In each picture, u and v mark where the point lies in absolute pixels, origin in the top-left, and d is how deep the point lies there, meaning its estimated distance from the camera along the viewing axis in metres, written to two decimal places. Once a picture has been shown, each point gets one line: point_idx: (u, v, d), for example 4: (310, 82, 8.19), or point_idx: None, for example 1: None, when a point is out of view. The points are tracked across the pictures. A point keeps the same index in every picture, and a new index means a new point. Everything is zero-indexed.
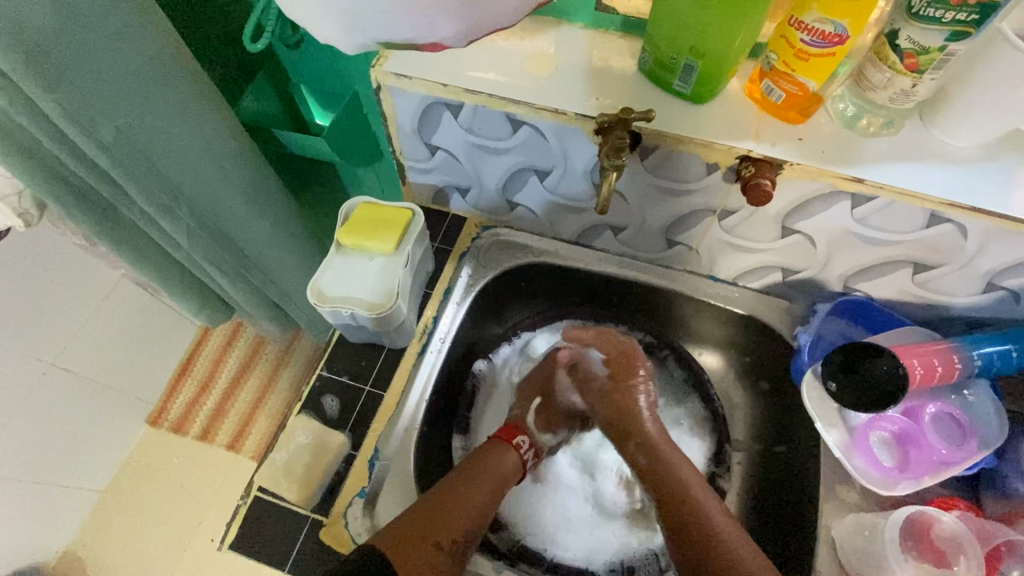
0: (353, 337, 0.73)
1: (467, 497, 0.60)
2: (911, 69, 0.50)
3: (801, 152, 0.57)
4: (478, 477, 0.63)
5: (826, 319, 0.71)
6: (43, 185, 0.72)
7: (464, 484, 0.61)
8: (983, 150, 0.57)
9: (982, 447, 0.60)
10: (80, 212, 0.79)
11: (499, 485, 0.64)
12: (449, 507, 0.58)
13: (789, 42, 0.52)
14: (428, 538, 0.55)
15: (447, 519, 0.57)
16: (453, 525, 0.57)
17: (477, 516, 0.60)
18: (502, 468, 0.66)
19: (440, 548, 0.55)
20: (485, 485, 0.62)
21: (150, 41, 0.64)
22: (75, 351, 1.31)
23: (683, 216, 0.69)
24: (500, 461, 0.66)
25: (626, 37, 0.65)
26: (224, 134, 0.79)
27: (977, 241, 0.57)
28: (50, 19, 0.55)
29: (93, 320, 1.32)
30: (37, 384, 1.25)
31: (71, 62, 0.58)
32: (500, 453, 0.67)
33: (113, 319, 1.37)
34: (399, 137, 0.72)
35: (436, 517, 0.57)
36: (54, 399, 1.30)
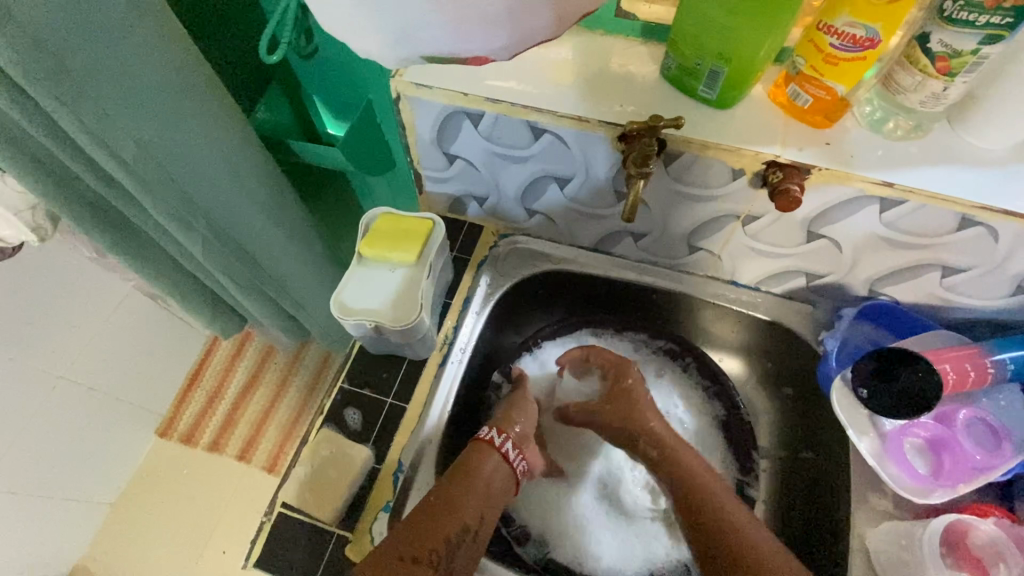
0: (373, 348, 0.73)
1: (444, 506, 0.58)
2: (942, 72, 0.49)
3: (828, 157, 0.56)
4: (456, 483, 0.60)
5: (852, 323, 0.71)
6: (58, 199, 0.72)
7: (440, 494, 0.59)
8: (1012, 152, 0.56)
9: (1017, 452, 0.59)
10: (93, 225, 0.78)
11: (483, 488, 0.61)
12: (424, 521, 0.57)
13: (818, 47, 0.52)
14: (400, 556, 0.54)
15: (420, 532, 0.56)
16: (428, 538, 0.56)
17: (459, 524, 0.57)
18: (479, 472, 0.61)
19: (414, 563, 0.54)
20: (464, 490, 0.59)
21: (169, 55, 0.64)
22: (85, 363, 1.30)
23: (706, 222, 0.69)
24: (478, 463, 0.62)
25: (646, 43, 0.65)
26: (239, 146, 0.79)
27: (1007, 245, 0.57)
28: (69, 33, 0.54)
29: (102, 332, 1.32)
30: (47, 397, 1.24)
31: (90, 76, 0.58)
32: (479, 457, 0.63)
33: (124, 331, 1.36)
34: (418, 147, 0.72)
35: (411, 533, 0.56)
36: (64, 413, 1.29)
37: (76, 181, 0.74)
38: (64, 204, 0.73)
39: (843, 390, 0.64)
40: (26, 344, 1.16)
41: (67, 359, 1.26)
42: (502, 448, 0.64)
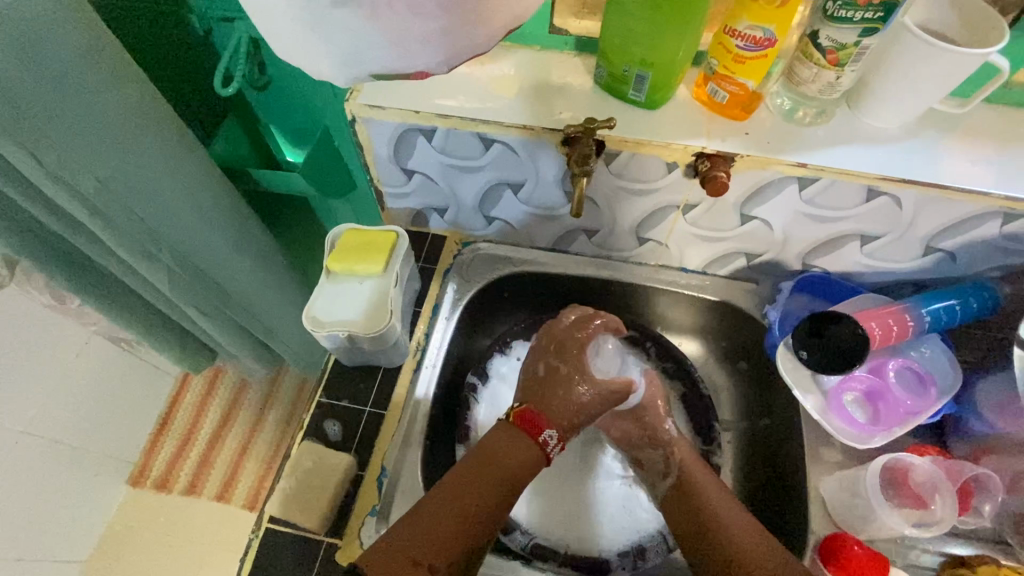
0: (348, 361, 0.75)
1: (450, 507, 0.59)
2: (833, 63, 0.57)
3: (748, 145, 0.63)
4: (466, 481, 0.61)
5: (791, 296, 0.77)
6: (18, 242, 0.73)
7: (444, 489, 0.61)
8: (903, 130, 0.64)
9: (941, 394, 0.67)
10: (54, 265, 0.79)
11: (499, 482, 0.62)
12: (437, 527, 0.58)
13: (727, 49, 0.59)
14: (414, 560, 0.56)
15: (434, 536, 0.57)
16: (441, 545, 0.57)
17: (468, 528, 0.59)
18: (507, 462, 0.64)
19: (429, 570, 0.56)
20: (478, 489, 0.61)
21: (124, 93, 0.66)
22: (50, 412, 1.27)
23: (651, 215, 0.74)
24: (505, 456, 0.64)
25: (580, 55, 0.71)
26: (201, 178, 0.81)
27: (910, 210, 0.64)
28: (26, 77, 0.56)
29: (66, 380, 1.28)
30: (12, 450, 1.20)
31: (50, 120, 0.60)
32: (513, 445, 0.65)
33: (89, 377, 1.33)
34: (376, 165, 0.76)
35: (419, 534, 0.57)
36: (30, 465, 1.25)
37: (37, 224, 0.75)
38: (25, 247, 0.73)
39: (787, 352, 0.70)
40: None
41: (32, 409, 1.22)
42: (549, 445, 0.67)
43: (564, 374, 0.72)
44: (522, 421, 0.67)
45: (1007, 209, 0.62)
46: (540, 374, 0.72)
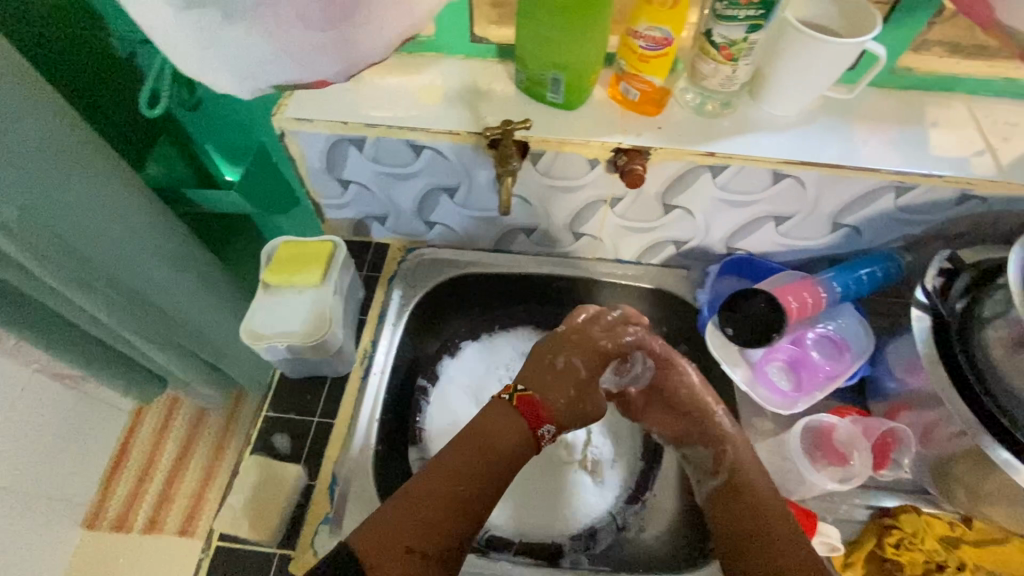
0: (294, 374, 0.75)
1: (437, 494, 0.57)
2: (728, 58, 0.61)
3: (661, 139, 0.67)
4: (454, 468, 0.59)
5: (718, 278, 0.82)
6: None
7: (432, 476, 0.58)
8: (801, 117, 0.69)
9: (855, 358, 0.73)
10: None
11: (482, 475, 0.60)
12: (429, 514, 0.55)
13: (631, 49, 0.63)
14: (406, 548, 0.53)
15: (428, 524, 0.55)
16: (435, 533, 0.54)
17: (456, 516, 0.56)
18: (500, 447, 0.62)
19: (422, 558, 0.53)
20: (475, 479, 0.59)
21: (40, 120, 0.65)
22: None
23: (582, 210, 0.78)
24: (493, 440, 0.62)
25: (503, 62, 0.74)
26: (132, 201, 0.80)
27: (814, 190, 0.69)
28: None
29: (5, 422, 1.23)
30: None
31: None
32: (500, 428, 0.63)
33: (30, 418, 1.28)
34: (311, 177, 0.77)
35: (410, 524, 0.54)
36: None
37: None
38: None
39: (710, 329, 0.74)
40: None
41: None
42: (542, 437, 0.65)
43: (579, 375, 0.68)
44: (524, 406, 0.65)
45: (898, 183, 0.67)
46: (552, 367, 0.68)
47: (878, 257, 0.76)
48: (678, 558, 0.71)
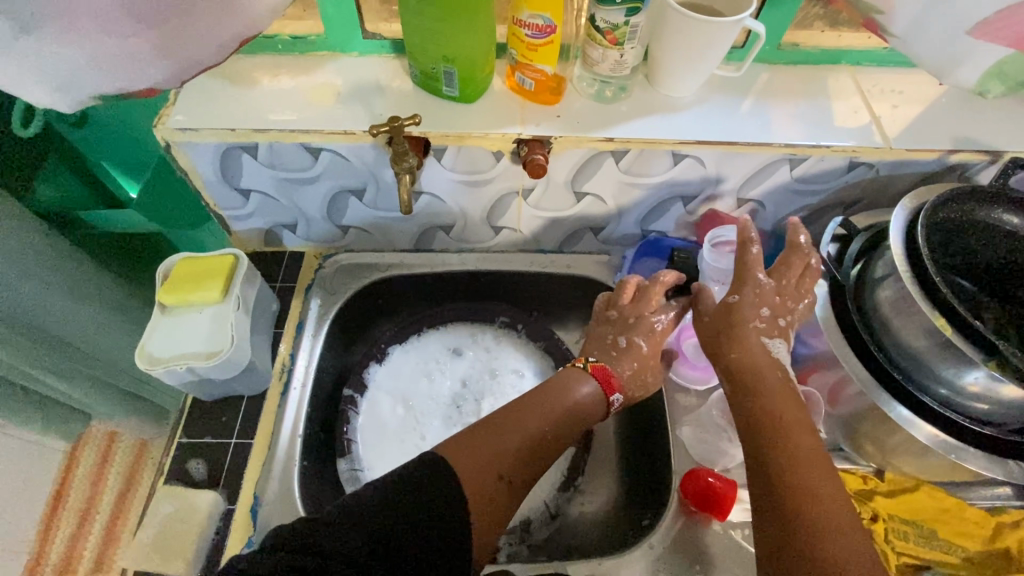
0: (207, 396, 0.71)
1: (527, 428, 0.59)
2: (613, 43, 0.61)
3: (560, 127, 0.67)
4: (547, 409, 0.61)
5: (635, 262, 0.82)
6: None
7: (521, 413, 0.60)
8: (696, 97, 0.71)
9: None
10: None
11: (568, 423, 0.62)
12: (513, 445, 0.57)
13: (519, 38, 0.62)
14: (499, 474, 0.54)
15: (510, 455, 0.56)
16: (523, 469, 0.56)
17: (533, 455, 0.58)
18: (576, 399, 0.63)
19: (509, 488, 0.55)
20: (548, 425, 0.60)
21: None
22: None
23: (495, 204, 0.77)
24: (573, 389, 0.63)
25: (398, 58, 0.72)
26: (19, 229, 0.73)
27: (713, 168, 0.71)
28: None
29: None
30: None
31: None
32: (579, 381, 0.65)
33: None
34: (208, 188, 0.73)
35: (493, 449, 0.56)
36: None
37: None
38: None
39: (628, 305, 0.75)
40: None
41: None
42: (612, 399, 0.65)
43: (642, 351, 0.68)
44: (598, 372, 0.66)
45: (791, 156, 0.69)
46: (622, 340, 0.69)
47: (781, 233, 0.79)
48: (602, 542, 0.73)
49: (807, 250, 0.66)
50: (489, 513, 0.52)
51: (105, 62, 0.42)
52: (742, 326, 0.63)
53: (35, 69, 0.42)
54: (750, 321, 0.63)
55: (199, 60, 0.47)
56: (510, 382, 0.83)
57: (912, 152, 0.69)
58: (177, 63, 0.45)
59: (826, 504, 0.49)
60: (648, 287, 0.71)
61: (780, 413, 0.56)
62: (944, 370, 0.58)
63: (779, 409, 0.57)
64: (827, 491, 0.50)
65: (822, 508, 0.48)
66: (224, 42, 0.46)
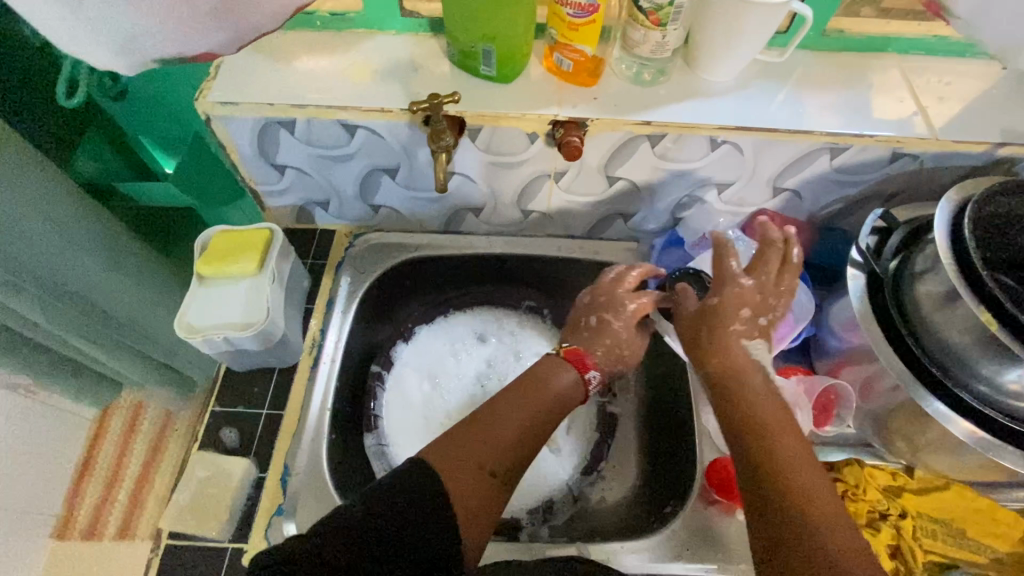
0: (241, 367, 0.73)
1: (506, 419, 0.58)
2: (656, 24, 0.61)
3: (597, 109, 0.66)
4: (528, 400, 0.60)
5: (664, 251, 0.82)
6: None
7: (500, 406, 0.59)
8: (736, 83, 0.69)
9: (798, 320, 0.74)
10: None
11: (551, 410, 0.62)
12: (493, 435, 0.56)
13: (560, 18, 0.61)
14: (481, 464, 0.53)
15: (490, 445, 0.55)
16: (506, 457, 0.56)
17: (518, 443, 0.57)
18: (553, 386, 0.63)
19: (493, 479, 0.54)
20: (529, 413, 0.60)
21: None
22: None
23: (526, 187, 0.77)
24: (552, 377, 0.63)
25: (435, 37, 0.72)
26: (61, 198, 0.75)
27: (751, 155, 0.70)
28: None
29: None
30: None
31: None
32: (555, 370, 0.65)
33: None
34: (245, 163, 0.74)
35: (471, 442, 0.55)
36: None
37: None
38: None
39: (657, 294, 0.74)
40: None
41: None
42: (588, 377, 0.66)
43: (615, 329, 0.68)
44: (571, 355, 0.67)
45: (832, 144, 0.68)
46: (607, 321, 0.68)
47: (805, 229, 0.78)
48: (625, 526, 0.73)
49: (780, 244, 0.64)
50: (474, 503, 0.51)
51: (166, 28, 0.43)
52: (722, 329, 0.62)
53: (99, 35, 0.43)
54: (729, 324, 0.62)
55: (254, 30, 0.47)
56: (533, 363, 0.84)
57: (959, 143, 0.67)
58: (234, 35, 0.46)
59: (816, 513, 0.47)
60: (625, 273, 0.70)
61: (766, 422, 0.55)
62: (985, 366, 0.57)
63: (766, 416, 0.56)
64: (820, 497, 0.48)
65: (817, 518, 0.47)
66: (279, 13, 0.47)
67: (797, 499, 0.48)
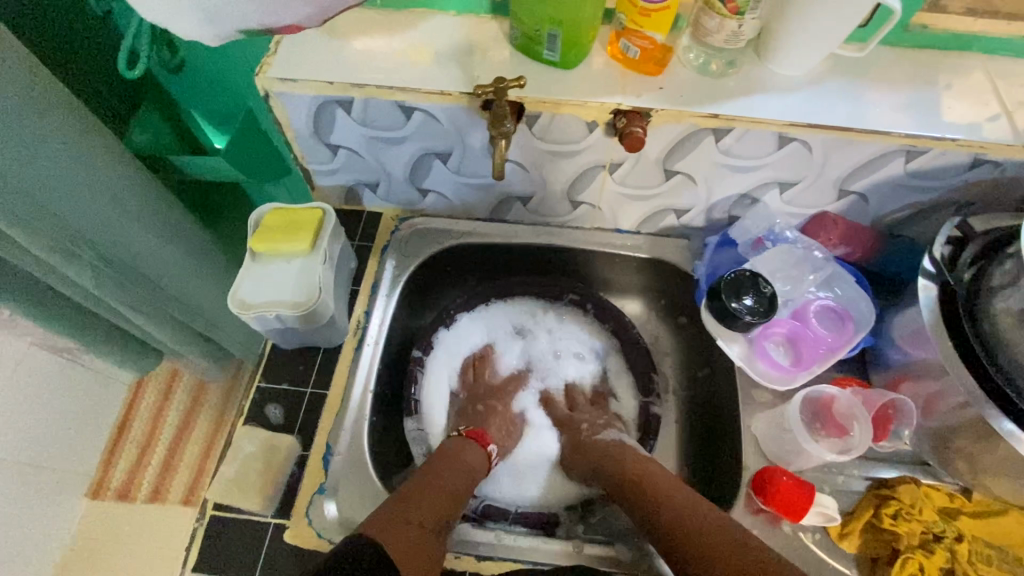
0: (287, 344, 0.74)
1: (438, 482, 0.64)
2: (734, 11, 0.58)
3: (662, 99, 0.64)
4: (447, 472, 0.67)
5: (716, 250, 0.79)
6: None
7: (430, 478, 0.64)
8: (810, 78, 0.66)
9: (858, 330, 0.71)
10: None
11: (468, 478, 0.68)
12: (425, 496, 0.62)
13: (632, 3, 0.59)
14: (414, 521, 0.58)
15: (427, 506, 0.60)
16: (432, 513, 0.60)
17: (450, 504, 0.63)
18: (466, 459, 0.70)
19: (431, 532, 0.59)
20: (451, 481, 0.66)
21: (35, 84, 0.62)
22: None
23: (579, 178, 0.75)
24: (460, 452, 0.70)
25: (496, 19, 0.70)
26: (115, 167, 0.75)
27: (820, 154, 0.67)
28: None
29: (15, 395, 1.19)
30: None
31: None
32: (463, 447, 0.72)
33: (44, 394, 1.24)
34: (298, 142, 0.74)
35: (411, 504, 0.60)
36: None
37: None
38: None
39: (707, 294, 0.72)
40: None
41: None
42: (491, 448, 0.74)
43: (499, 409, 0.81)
44: (473, 435, 0.74)
45: (909, 147, 0.64)
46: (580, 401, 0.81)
47: (867, 236, 0.74)
48: None
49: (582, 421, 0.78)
50: (412, 556, 0.55)
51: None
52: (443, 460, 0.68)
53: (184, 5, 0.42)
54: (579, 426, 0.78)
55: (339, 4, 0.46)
56: (571, 365, 0.87)
57: None
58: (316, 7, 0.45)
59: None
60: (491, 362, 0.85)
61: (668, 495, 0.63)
62: None
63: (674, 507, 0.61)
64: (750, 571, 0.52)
65: None
66: None
67: (721, 556, 0.55)
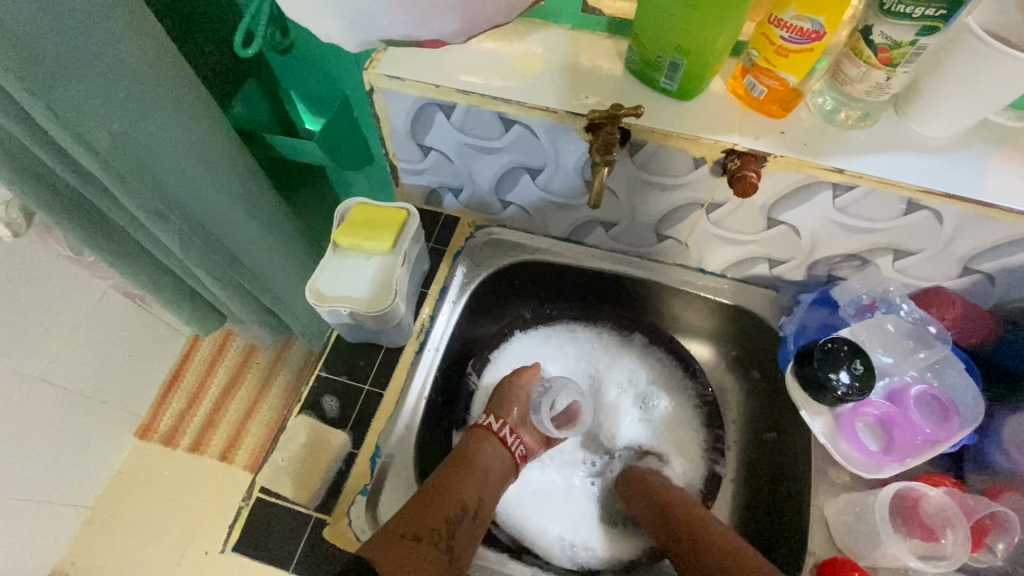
0: (350, 337, 0.74)
1: (449, 490, 0.61)
2: (884, 63, 0.53)
3: (781, 145, 0.59)
4: (464, 474, 0.64)
5: (808, 309, 0.74)
6: (43, 203, 0.71)
7: (446, 481, 0.63)
8: (956, 140, 0.59)
9: (964, 424, 0.63)
10: (77, 229, 0.77)
11: (484, 475, 0.66)
12: (427, 505, 0.59)
13: (769, 39, 0.55)
14: (405, 535, 0.56)
15: (426, 515, 0.58)
16: (433, 516, 0.58)
17: (456, 507, 0.60)
18: (479, 458, 0.67)
19: (433, 544, 0.57)
20: (459, 482, 0.62)
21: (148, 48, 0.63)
22: (75, 371, 1.24)
23: (672, 213, 0.71)
24: (476, 452, 0.68)
25: (612, 37, 0.67)
26: (213, 138, 0.77)
27: (951, 227, 0.60)
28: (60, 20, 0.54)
29: (90, 336, 1.24)
30: (34, 402, 1.18)
31: (65, 73, 0.57)
32: (478, 441, 0.69)
33: (113, 336, 1.30)
34: (392, 138, 0.73)
35: (416, 513, 0.58)
36: (57, 423, 1.24)
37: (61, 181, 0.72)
38: (52, 210, 0.72)
39: (795, 355, 0.66)
40: (17, 355, 1.11)
41: (56, 368, 1.20)
42: (500, 433, 0.70)
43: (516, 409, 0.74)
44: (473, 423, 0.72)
45: None
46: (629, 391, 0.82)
47: (992, 322, 0.67)
48: None
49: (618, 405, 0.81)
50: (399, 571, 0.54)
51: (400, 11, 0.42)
52: (452, 470, 0.64)
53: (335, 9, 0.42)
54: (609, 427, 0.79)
55: (480, 18, 0.44)
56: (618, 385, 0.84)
57: None
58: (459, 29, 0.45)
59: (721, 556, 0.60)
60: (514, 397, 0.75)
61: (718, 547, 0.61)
62: None
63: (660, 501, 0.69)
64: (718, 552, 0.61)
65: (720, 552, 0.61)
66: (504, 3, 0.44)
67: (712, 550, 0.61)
